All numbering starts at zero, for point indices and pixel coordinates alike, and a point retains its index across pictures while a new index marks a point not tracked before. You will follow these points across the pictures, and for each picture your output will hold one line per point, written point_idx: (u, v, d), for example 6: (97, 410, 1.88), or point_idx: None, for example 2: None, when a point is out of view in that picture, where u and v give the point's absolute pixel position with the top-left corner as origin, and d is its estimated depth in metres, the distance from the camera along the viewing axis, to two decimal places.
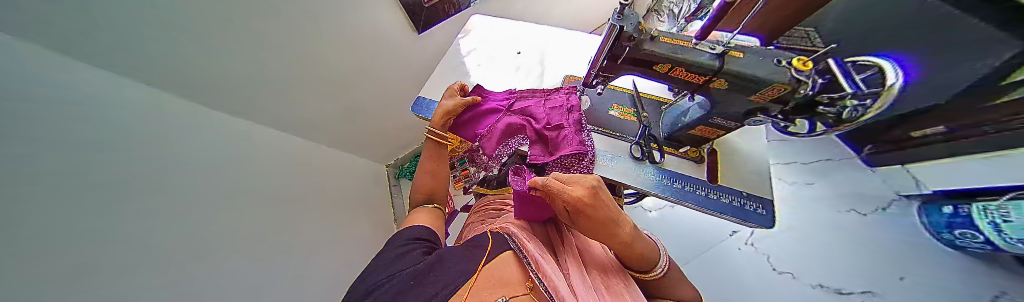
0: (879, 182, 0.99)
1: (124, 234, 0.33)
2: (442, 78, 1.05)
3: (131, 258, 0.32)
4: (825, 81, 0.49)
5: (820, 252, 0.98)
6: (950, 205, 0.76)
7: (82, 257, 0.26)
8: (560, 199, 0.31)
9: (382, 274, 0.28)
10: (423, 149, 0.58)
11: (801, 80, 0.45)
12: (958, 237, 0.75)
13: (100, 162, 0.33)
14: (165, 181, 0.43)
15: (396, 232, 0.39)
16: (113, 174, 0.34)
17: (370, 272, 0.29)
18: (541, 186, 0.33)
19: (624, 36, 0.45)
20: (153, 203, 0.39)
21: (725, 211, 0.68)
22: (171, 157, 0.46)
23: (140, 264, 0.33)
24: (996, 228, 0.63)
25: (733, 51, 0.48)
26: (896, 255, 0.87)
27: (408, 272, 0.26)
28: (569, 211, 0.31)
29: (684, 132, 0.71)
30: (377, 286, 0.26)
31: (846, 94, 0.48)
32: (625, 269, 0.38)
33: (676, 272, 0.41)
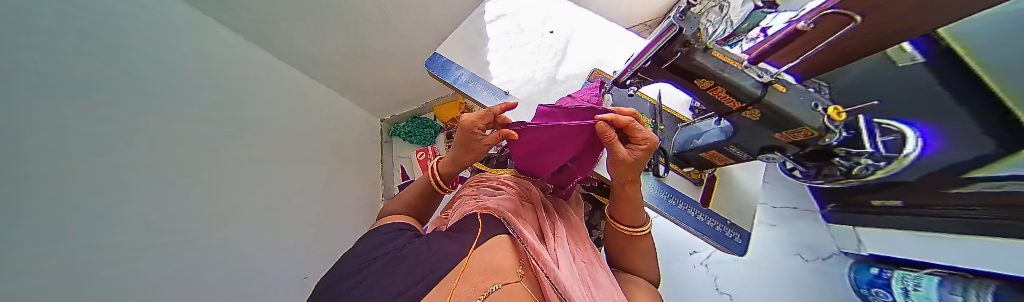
0: (828, 236, 1.13)
1: (73, 206, 0.33)
2: (464, 40, 0.98)
3: (77, 240, 0.33)
4: (847, 136, 0.49)
5: (761, 283, 1.11)
6: (878, 267, 0.88)
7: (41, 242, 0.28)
8: (638, 134, 0.33)
9: (365, 258, 0.25)
10: (411, 185, 0.45)
11: (830, 129, 0.45)
12: (873, 293, 0.89)
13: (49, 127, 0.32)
14: (111, 146, 0.41)
15: (371, 230, 0.34)
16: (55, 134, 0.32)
17: (349, 259, 0.26)
18: (625, 123, 0.33)
19: (680, 39, 0.40)
20: (97, 173, 0.38)
21: (705, 233, 0.76)
22: (118, 119, 0.43)
23: (86, 244, 0.34)
24: (904, 292, 0.75)
25: (778, 84, 0.47)
26: (819, 296, 1.03)
27: (392, 255, 0.24)
28: (633, 148, 0.34)
29: (695, 153, 0.76)
30: (362, 268, 0.22)
31: (865, 152, 0.50)
32: (616, 226, 0.43)
33: (648, 254, 0.43)
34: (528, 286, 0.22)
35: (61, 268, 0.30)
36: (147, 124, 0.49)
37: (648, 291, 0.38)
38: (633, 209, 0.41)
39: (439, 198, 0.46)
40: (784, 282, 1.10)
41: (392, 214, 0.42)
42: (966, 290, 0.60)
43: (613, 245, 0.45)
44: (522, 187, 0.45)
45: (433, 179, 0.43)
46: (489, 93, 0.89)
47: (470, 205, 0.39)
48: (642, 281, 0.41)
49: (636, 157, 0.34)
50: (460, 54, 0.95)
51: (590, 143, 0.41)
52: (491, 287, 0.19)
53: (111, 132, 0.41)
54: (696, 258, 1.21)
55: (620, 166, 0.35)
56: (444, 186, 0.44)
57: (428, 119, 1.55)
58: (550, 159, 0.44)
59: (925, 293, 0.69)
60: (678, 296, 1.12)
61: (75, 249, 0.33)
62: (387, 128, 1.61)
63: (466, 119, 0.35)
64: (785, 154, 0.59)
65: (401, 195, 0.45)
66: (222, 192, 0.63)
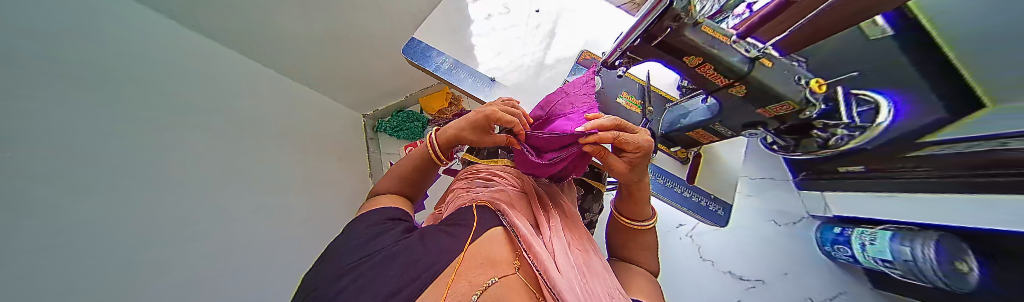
0: (799, 202, 1.21)
1: (51, 209, 0.31)
2: (446, 21, 0.92)
3: (57, 242, 0.30)
4: (825, 109, 0.51)
5: (739, 248, 1.22)
6: (840, 227, 0.97)
7: (20, 245, 0.26)
8: (632, 146, 0.33)
9: (357, 255, 0.24)
10: (407, 156, 0.45)
11: (812, 102, 0.48)
12: (835, 250, 0.99)
13: (24, 126, 0.29)
14: (85, 149, 0.38)
15: (363, 217, 0.32)
16: (28, 134, 0.29)
17: (338, 254, 0.25)
18: (614, 137, 0.33)
19: (670, 14, 0.39)
20: (77, 176, 0.35)
21: (689, 208, 0.82)
22: (84, 113, 0.39)
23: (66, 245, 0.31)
24: (863, 247, 0.84)
25: (765, 59, 0.47)
26: (792, 255, 1.14)
27: (386, 252, 0.23)
28: (626, 156, 0.35)
29: (681, 133, 0.78)
30: (352, 268, 0.21)
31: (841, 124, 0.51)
32: (623, 221, 0.45)
33: (642, 244, 0.45)
34: (525, 278, 0.22)
35: (38, 271, 0.27)
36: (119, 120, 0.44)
37: (645, 278, 0.41)
38: (636, 204, 0.43)
39: (433, 173, 0.45)
40: (760, 246, 1.21)
41: (382, 193, 0.41)
42: (912, 241, 0.68)
43: (617, 237, 0.47)
44: (517, 178, 0.46)
45: (431, 149, 0.41)
46: (476, 81, 0.86)
47: (464, 198, 0.38)
48: (640, 270, 0.43)
49: (635, 164, 0.35)
50: (442, 38, 0.89)
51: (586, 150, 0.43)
52: (490, 280, 0.19)
53: (83, 130, 0.38)
54: (682, 231, 1.31)
55: (618, 172, 0.37)
56: (445, 161, 0.44)
57: (415, 112, 1.49)
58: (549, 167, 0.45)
59: (881, 246, 0.77)
60: (666, 267, 1.23)
61: (54, 251, 0.30)
62: (372, 123, 1.53)
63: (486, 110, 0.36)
64: (766, 129, 0.62)
65: (395, 168, 0.44)
66: (213, 192, 0.59)
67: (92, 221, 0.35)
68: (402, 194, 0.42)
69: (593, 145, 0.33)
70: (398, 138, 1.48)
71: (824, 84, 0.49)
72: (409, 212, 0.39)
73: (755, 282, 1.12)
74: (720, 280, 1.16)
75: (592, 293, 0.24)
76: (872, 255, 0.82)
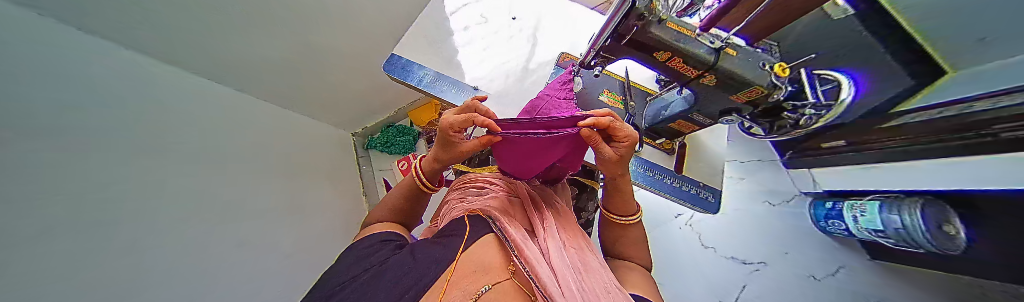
0: (788, 180, 1.26)
1: (90, 206, 0.32)
2: (423, 33, 0.91)
3: (97, 240, 0.31)
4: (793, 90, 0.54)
5: (738, 233, 1.22)
6: (832, 201, 0.99)
7: (58, 243, 0.26)
8: (621, 132, 0.35)
9: (348, 273, 0.24)
10: (395, 187, 0.44)
11: (777, 85, 0.50)
12: (830, 224, 1.01)
13: (60, 133, 0.31)
14: (123, 155, 0.39)
15: (356, 241, 0.32)
16: (60, 138, 0.31)
17: (332, 274, 0.25)
18: (605, 124, 0.34)
19: (636, 13, 0.41)
20: (114, 183, 0.36)
21: (683, 198, 0.82)
22: (118, 120, 0.40)
23: (106, 244, 0.32)
24: (855, 219, 0.86)
25: (729, 48, 0.50)
26: (789, 233, 1.18)
27: (378, 268, 0.24)
28: (615, 145, 0.36)
29: (665, 125, 0.79)
30: (342, 287, 0.22)
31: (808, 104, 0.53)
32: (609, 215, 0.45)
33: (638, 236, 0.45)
34: (518, 282, 0.24)
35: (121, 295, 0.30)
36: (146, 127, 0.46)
37: (641, 274, 0.40)
38: (620, 198, 0.43)
39: (425, 202, 0.45)
40: (757, 228, 1.22)
41: (374, 222, 0.40)
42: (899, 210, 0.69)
43: (607, 235, 0.47)
44: (507, 183, 0.46)
45: (419, 178, 0.42)
46: (457, 90, 0.86)
47: (456, 209, 0.38)
48: (634, 266, 0.42)
49: (621, 155, 0.36)
50: (423, 51, 0.88)
51: (574, 145, 0.43)
52: (482, 288, 0.21)
53: (115, 137, 0.39)
54: (681, 220, 1.30)
55: (608, 162, 0.37)
56: (434, 185, 0.43)
57: (405, 126, 1.47)
58: (539, 163, 0.46)
59: (871, 219, 0.79)
60: (669, 259, 1.22)
61: (91, 251, 0.30)
62: (362, 141, 1.46)
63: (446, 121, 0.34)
64: (741, 115, 0.64)
65: (385, 198, 0.43)
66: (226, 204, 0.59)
67: (128, 221, 0.36)
68: (396, 223, 0.41)
69: (590, 130, 0.34)
70: (390, 154, 1.46)
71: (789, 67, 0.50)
72: (404, 234, 0.38)
73: (758, 265, 1.15)
74: (722, 265, 1.17)
75: (589, 291, 0.25)
76: (865, 226, 0.84)
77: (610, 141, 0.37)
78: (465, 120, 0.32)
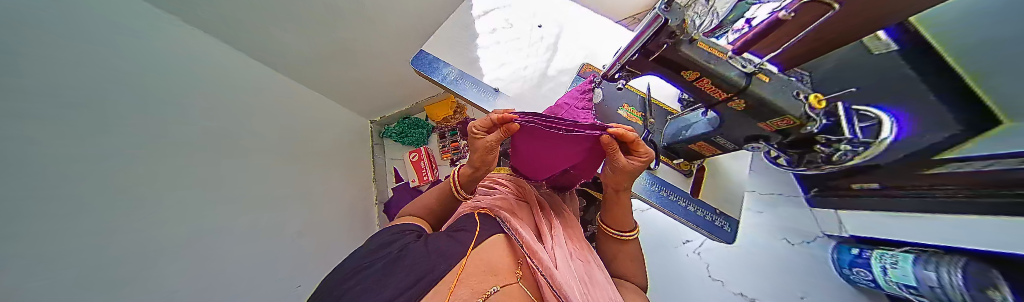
0: (812, 219, 1.18)
1: (89, 191, 0.36)
2: (448, 35, 0.97)
3: (92, 228, 0.35)
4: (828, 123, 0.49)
5: (751, 267, 1.16)
6: (859, 248, 0.92)
7: (48, 233, 0.29)
8: (637, 146, 0.34)
9: (366, 257, 0.25)
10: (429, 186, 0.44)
11: (812, 117, 0.47)
12: (854, 273, 0.94)
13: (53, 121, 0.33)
14: (127, 137, 0.44)
15: (380, 229, 0.33)
16: (62, 127, 0.34)
17: (351, 257, 0.27)
18: (624, 137, 0.34)
19: (666, 31, 0.40)
20: (112, 164, 0.40)
21: (696, 223, 0.79)
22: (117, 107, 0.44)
23: (98, 231, 0.36)
24: (884, 270, 0.80)
25: (761, 74, 0.48)
26: (807, 276, 1.09)
27: (395, 254, 0.25)
28: (629, 159, 0.36)
29: (683, 146, 0.77)
30: (366, 267, 0.23)
31: (844, 139, 0.50)
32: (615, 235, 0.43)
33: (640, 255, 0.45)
34: (524, 288, 0.24)
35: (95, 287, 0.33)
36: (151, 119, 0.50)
37: (636, 294, 0.39)
38: (625, 212, 0.42)
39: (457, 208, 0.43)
40: (769, 267, 1.15)
41: (406, 215, 0.41)
42: (937, 267, 0.64)
43: (606, 250, 0.45)
44: (520, 185, 0.46)
45: (450, 180, 0.41)
46: (478, 90, 0.88)
47: (469, 205, 0.40)
48: (631, 285, 0.41)
49: (635, 168, 0.36)
50: (447, 51, 0.94)
51: (592, 151, 0.43)
52: (491, 289, 0.21)
53: (119, 127, 0.43)
54: (689, 247, 1.24)
55: (617, 172, 0.38)
56: (467, 195, 0.42)
57: (420, 120, 1.51)
58: (552, 164, 0.46)
59: (903, 271, 0.73)
60: (672, 284, 1.17)
61: (87, 243, 0.34)
62: (378, 129, 1.55)
63: (482, 119, 0.36)
64: (768, 143, 0.61)
65: (419, 199, 0.43)
66: (222, 189, 0.63)
67: (124, 205, 0.40)
68: (425, 218, 0.41)
69: (611, 139, 0.35)
70: (403, 144, 1.50)
71: (825, 99, 0.47)
72: (426, 229, 0.38)
73: None
74: (729, 301, 1.10)
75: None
76: (895, 279, 0.78)
77: (628, 153, 0.37)
78: (493, 116, 0.34)
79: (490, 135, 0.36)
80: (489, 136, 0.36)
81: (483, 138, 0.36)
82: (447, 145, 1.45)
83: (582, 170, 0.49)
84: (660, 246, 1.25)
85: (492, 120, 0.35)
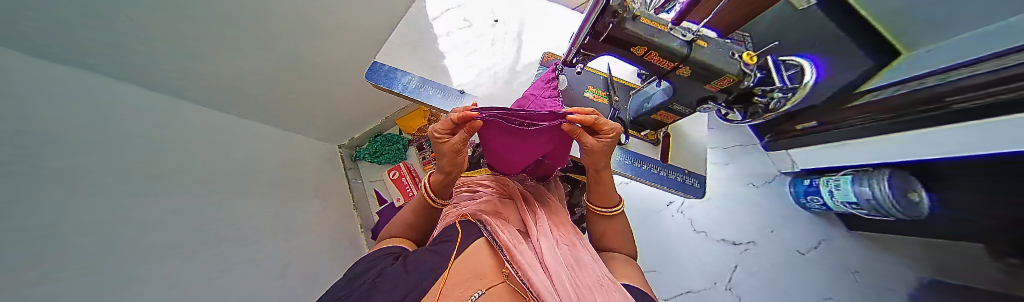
0: (768, 162, 1.33)
1: (155, 230, 0.37)
2: (403, 40, 0.87)
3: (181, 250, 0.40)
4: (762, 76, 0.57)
5: (726, 215, 1.28)
6: (809, 178, 1.05)
7: (131, 273, 0.32)
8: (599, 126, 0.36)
9: (344, 289, 0.24)
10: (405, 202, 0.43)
11: (746, 73, 0.53)
12: (809, 200, 1.07)
13: (124, 144, 0.35)
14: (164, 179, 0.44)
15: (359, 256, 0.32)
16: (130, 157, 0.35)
17: (328, 291, 0.25)
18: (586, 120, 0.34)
19: (609, 10, 0.42)
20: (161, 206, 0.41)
21: (672, 186, 0.85)
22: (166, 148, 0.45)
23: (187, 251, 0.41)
24: (831, 193, 0.92)
25: (700, 40, 0.52)
26: (773, 212, 1.24)
27: (374, 280, 0.24)
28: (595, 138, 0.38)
29: (648, 117, 0.81)
30: (343, 298, 0.22)
31: (775, 88, 0.56)
32: (598, 213, 0.46)
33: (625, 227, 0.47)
34: (512, 285, 0.25)
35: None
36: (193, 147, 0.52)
37: (625, 262, 0.41)
38: (604, 191, 0.44)
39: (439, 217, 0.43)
40: (742, 212, 1.27)
41: (386, 236, 0.39)
42: (869, 181, 0.75)
43: (594, 229, 0.47)
44: (500, 184, 0.46)
45: (426, 192, 0.40)
46: (442, 95, 0.83)
47: (450, 215, 0.39)
48: (619, 256, 0.43)
49: (605, 147, 0.38)
50: (403, 56, 0.86)
51: (561, 138, 0.44)
52: (474, 294, 0.22)
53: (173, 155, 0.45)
54: (673, 208, 1.34)
55: (589, 154, 0.39)
56: (445, 201, 0.42)
57: (393, 135, 1.45)
58: (524, 156, 0.46)
59: (844, 191, 0.86)
60: (663, 245, 1.26)
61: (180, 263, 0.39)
62: (350, 152, 1.40)
63: (442, 121, 0.34)
64: (716, 103, 0.66)
65: (397, 217, 0.42)
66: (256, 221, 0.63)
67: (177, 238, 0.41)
68: (406, 236, 0.39)
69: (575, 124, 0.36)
70: (379, 163, 1.41)
71: (755, 55, 0.52)
72: (410, 247, 0.37)
73: (748, 245, 1.20)
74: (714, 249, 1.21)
75: (580, 288, 0.26)
76: (840, 199, 0.90)
77: (596, 134, 0.39)
78: (451, 117, 0.33)
79: (454, 137, 0.35)
80: (453, 138, 0.35)
81: (448, 141, 0.35)
82: (426, 155, 1.41)
83: (555, 158, 0.50)
84: (646, 214, 1.32)
85: (453, 121, 0.33)
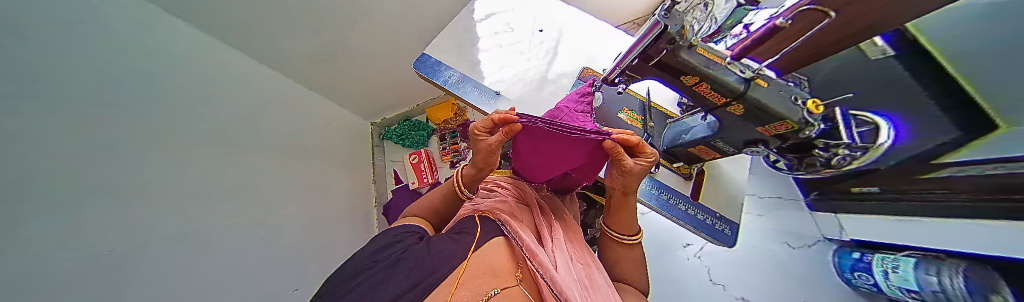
0: (812, 223, 1.18)
1: (57, 213, 0.35)
2: (453, 39, 0.99)
3: (88, 233, 0.38)
4: (824, 128, 0.49)
5: (750, 271, 1.15)
6: (859, 252, 0.92)
7: (34, 257, 0.30)
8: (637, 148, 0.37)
9: (368, 259, 0.25)
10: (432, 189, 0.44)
11: (811, 122, 0.46)
12: (856, 277, 0.93)
13: (57, 114, 0.37)
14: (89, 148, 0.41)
15: (380, 232, 0.33)
16: (53, 133, 0.36)
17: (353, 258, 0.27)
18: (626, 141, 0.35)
19: (666, 37, 0.40)
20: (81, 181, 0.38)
21: (696, 227, 0.79)
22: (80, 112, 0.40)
23: (107, 238, 0.40)
24: (885, 274, 0.80)
25: (760, 79, 0.47)
26: (809, 280, 1.09)
27: (397, 257, 0.25)
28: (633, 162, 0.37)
29: (684, 148, 0.77)
30: (372, 266, 0.24)
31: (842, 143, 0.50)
32: (616, 239, 0.43)
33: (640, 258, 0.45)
34: (524, 289, 0.24)
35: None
36: (138, 121, 0.51)
37: (636, 298, 0.39)
38: (626, 216, 0.43)
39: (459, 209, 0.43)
40: (771, 272, 1.14)
41: (410, 215, 0.41)
42: (938, 271, 0.66)
43: (607, 255, 0.45)
44: (521, 189, 0.46)
45: (456, 182, 0.41)
46: (479, 92, 0.89)
47: (467, 209, 0.40)
48: (630, 289, 0.41)
49: (641, 169, 0.37)
50: (449, 52, 0.95)
51: (593, 155, 0.43)
52: (490, 291, 0.21)
53: (114, 131, 0.46)
54: (690, 251, 1.23)
55: (623, 175, 0.38)
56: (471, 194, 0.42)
57: (420, 122, 1.51)
58: (552, 166, 0.46)
59: (903, 275, 0.75)
60: (670, 287, 1.16)
61: (88, 252, 0.37)
62: (378, 131, 1.56)
63: (484, 120, 0.36)
64: (768, 147, 0.61)
65: (422, 201, 0.44)
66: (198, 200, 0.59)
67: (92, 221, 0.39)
68: (427, 219, 0.41)
69: (614, 142, 0.35)
70: (403, 146, 1.50)
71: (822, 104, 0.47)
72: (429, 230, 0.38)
73: None
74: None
75: None
76: (897, 283, 0.78)
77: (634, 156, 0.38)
78: (494, 117, 0.35)
79: (494, 136, 0.37)
80: (490, 137, 0.37)
81: (486, 139, 0.36)
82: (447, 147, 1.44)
83: (581, 172, 0.49)
84: (660, 249, 1.25)
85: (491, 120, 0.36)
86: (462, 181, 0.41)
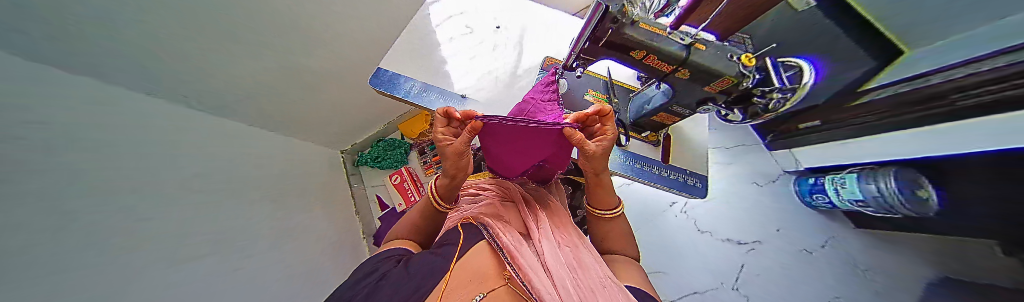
0: (772, 161, 1.31)
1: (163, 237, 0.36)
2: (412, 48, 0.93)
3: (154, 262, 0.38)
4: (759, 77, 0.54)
5: (728, 216, 1.27)
6: (815, 177, 1.04)
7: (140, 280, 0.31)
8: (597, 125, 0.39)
9: (353, 289, 0.25)
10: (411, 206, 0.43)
11: (745, 74, 0.53)
12: (815, 199, 1.06)
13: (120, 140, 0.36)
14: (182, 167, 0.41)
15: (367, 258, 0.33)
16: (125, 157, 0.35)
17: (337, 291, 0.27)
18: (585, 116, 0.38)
19: (609, 17, 0.44)
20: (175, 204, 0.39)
21: (672, 187, 0.85)
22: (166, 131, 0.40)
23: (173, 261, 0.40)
24: (835, 191, 0.92)
25: (699, 44, 0.52)
26: (778, 210, 1.23)
27: (379, 282, 0.25)
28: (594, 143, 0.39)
29: (648, 119, 0.82)
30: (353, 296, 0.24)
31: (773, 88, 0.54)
32: (599, 215, 0.46)
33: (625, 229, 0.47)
34: (513, 287, 0.25)
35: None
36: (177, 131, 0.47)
37: (629, 265, 0.41)
38: (603, 193, 0.45)
39: (445, 221, 0.43)
40: (745, 213, 1.26)
41: (394, 238, 0.40)
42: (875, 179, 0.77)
43: (596, 231, 0.47)
44: (502, 188, 0.47)
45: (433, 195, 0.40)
46: (444, 100, 0.86)
47: (453, 219, 0.41)
48: (622, 258, 0.43)
49: (604, 150, 0.38)
50: (409, 63, 0.90)
51: (562, 143, 0.44)
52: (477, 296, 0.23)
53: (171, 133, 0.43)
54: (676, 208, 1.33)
55: (591, 159, 0.39)
56: (451, 204, 0.42)
57: (395, 139, 1.45)
58: (526, 160, 0.47)
59: (849, 190, 0.87)
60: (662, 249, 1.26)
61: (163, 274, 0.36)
62: (351, 157, 1.41)
63: (439, 118, 0.36)
64: (716, 103, 0.67)
65: (404, 220, 0.43)
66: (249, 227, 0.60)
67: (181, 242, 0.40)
68: (412, 238, 0.40)
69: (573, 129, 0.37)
70: (380, 168, 1.42)
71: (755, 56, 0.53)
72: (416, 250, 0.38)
73: (753, 244, 1.19)
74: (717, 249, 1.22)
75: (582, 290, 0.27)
76: (846, 197, 0.90)
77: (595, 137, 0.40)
78: (445, 110, 0.35)
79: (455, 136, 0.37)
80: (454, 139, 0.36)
81: (450, 142, 0.36)
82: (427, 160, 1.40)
83: (555, 161, 0.50)
84: (649, 215, 1.33)
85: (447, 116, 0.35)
86: (439, 192, 0.40)
